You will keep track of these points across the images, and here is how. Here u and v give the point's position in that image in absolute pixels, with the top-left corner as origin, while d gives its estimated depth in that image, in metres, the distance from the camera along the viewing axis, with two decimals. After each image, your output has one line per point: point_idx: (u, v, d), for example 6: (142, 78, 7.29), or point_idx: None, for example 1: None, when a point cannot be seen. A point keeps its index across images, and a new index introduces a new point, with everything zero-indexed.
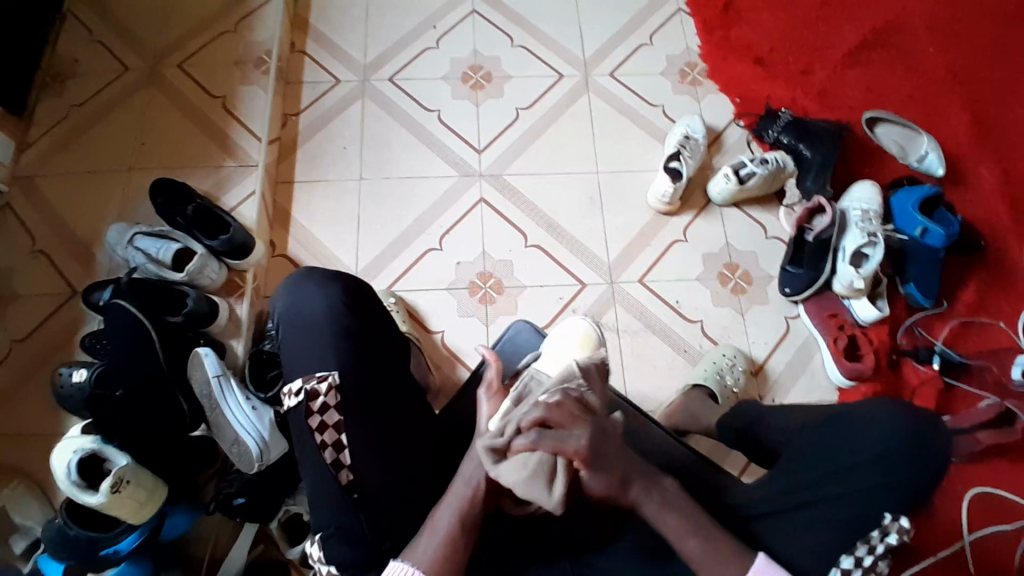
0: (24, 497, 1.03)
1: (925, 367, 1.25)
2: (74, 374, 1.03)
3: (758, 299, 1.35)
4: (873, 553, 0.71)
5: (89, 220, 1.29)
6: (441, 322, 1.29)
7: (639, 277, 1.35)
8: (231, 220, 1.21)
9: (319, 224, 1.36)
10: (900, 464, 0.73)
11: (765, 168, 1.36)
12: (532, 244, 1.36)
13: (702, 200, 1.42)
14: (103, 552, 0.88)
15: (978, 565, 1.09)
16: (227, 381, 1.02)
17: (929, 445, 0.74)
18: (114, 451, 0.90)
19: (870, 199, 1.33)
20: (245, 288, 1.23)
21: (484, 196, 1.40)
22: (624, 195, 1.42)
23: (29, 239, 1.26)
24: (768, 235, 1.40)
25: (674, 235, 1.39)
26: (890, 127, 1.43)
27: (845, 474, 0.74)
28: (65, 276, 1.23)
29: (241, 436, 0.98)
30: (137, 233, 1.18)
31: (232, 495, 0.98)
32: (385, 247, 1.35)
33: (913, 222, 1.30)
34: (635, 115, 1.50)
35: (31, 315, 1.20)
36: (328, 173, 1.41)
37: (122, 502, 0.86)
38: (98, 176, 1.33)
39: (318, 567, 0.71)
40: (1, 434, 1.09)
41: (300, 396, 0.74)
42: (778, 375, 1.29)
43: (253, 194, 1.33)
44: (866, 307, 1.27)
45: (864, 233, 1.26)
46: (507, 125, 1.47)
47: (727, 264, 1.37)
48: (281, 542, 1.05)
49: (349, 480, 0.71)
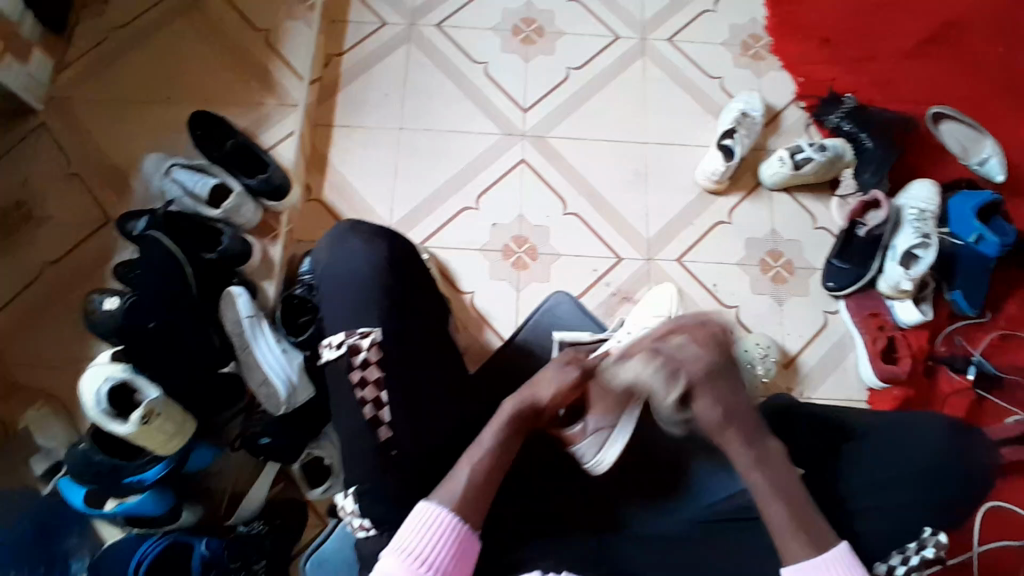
0: (47, 419, 1.04)
1: (958, 377, 1.22)
2: (106, 302, 1.02)
3: (798, 290, 1.31)
4: (907, 564, 0.70)
5: (126, 148, 1.27)
6: (471, 283, 1.27)
7: (677, 257, 1.31)
8: (269, 160, 1.20)
9: (356, 172, 1.33)
10: (933, 479, 0.72)
11: (823, 154, 1.30)
12: (570, 212, 1.33)
13: (752, 182, 1.37)
14: (128, 480, 0.90)
15: None
16: (258, 324, 1.02)
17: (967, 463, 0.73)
18: (144, 382, 0.89)
19: (929, 198, 1.27)
20: (279, 230, 1.21)
21: (526, 157, 1.36)
22: (669, 169, 1.37)
23: (65, 162, 1.25)
24: (816, 225, 1.35)
25: (718, 216, 1.34)
26: (955, 126, 1.36)
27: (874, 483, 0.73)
28: (99, 203, 1.22)
29: (269, 378, 0.99)
30: (175, 164, 1.16)
31: (257, 435, 1.00)
32: (420, 201, 1.32)
33: (969, 227, 1.24)
34: (691, 86, 1.43)
35: (66, 238, 1.19)
36: (368, 120, 1.37)
37: (150, 434, 0.87)
38: (135, 104, 1.30)
39: (348, 519, 0.72)
40: (34, 353, 1.11)
41: (341, 349, 0.73)
42: (809, 369, 1.26)
43: (291, 135, 1.30)
44: (909, 311, 1.22)
45: (918, 234, 1.21)
46: (556, 85, 1.41)
47: (770, 251, 1.33)
48: (302, 483, 1.05)
49: (387, 438, 0.71)
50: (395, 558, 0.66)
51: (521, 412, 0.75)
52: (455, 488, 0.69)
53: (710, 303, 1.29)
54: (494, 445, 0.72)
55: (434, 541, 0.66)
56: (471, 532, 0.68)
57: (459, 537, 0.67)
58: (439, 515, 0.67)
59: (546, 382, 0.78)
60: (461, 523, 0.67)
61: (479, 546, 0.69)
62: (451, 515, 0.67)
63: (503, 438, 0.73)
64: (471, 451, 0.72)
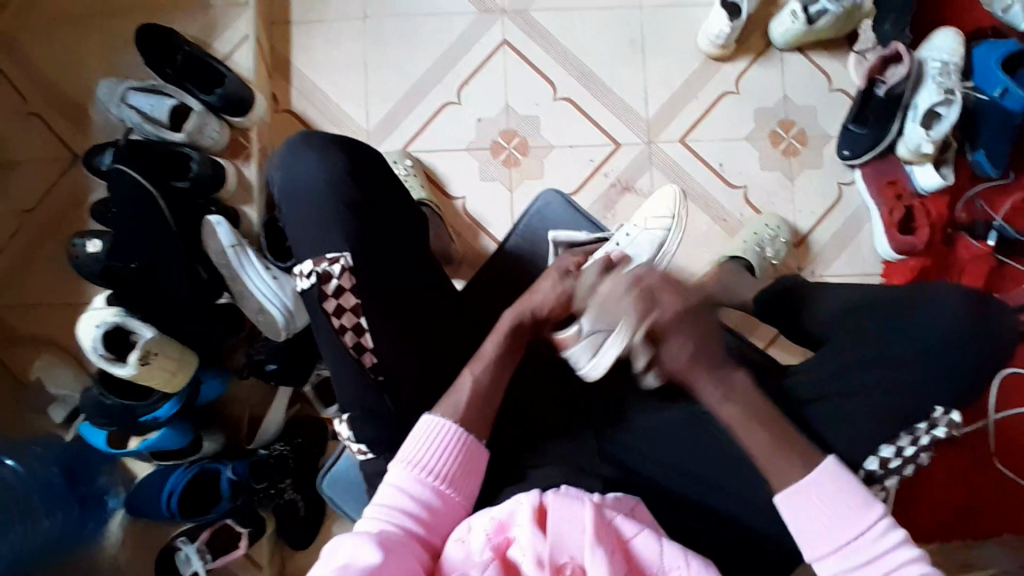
0: (55, 366, 1.07)
1: (979, 244, 1.16)
2: (89, 245, 0.94)
3: (811, 162, 1.21)
4: (917, 444, 0.67)
5: (76, 73, 1.17)
6: (461, 187, 1.20)
7: (680, 137, 1.21)
8: (226, 70, 1.08)
9: (322, 74, 1.22)
10: (935, 362, 0.69)
11: (841, 4, 1.13)
12: (561, 97, 1.21)
13: (761, 44, 1.22)
14: (143, 419, 0.92)
15: (1001, 444, 1.06)
16: (244, 252, 0.99)
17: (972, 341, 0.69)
18: (138, 324, 0.89)
19: (953, 49, 1.13)
20: (251, 149, 1.14)
21: (507, 38, 1.22)
22: (669, 37, 1.22)
23: (16, 97, 1.16)
24: (832, 86, 1.22)
25: (725, 86, 1.22)
26: None
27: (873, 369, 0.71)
28: (61, 140, 1.15)
29: (265, 305, 0.98)
30: (129, 89, 1.07)
31: (262, 362, 1.01)
32: (396, 102, 1.22)
33: (993, 81, 1.11)
34: None
35: (36, 182, 1.14)
36: (328, 12, 1.22)
37: (154, 372, 0.88)
38: (74, 21, 1.18)
39: (347, 443, 0.72)
40: (34, 302, 1.11)
41: (311, 279, 0.69)
42: (822, 246, 1.20)
43: (246, 40, 1.17)
44: (929, 175, 1.13)
45: (941, 90, 1.09)
46: None
47: (782, 121, 1.22)
48: (316, 402, 1.08)
49: (373, 364, 0.69)
50: (400, 469, 0.65)
51: (519, 324, 0.75)
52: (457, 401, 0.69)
53: (715, 185, 1.21)
54: (495, 356, 0.72)
55: (438, 451, 0.66)
56: (475, 441, 0.68)
57: (463, 445, 0.67)
58: (442, 425, 0.67)
59: (544, 287, 0.77)
60: (458, 432, 0.67)
61: (486, 456, 0.69)
62: (448, 427, 0.67)
63: (502, 349, 0.73)
64: (474, 363, 0.71)
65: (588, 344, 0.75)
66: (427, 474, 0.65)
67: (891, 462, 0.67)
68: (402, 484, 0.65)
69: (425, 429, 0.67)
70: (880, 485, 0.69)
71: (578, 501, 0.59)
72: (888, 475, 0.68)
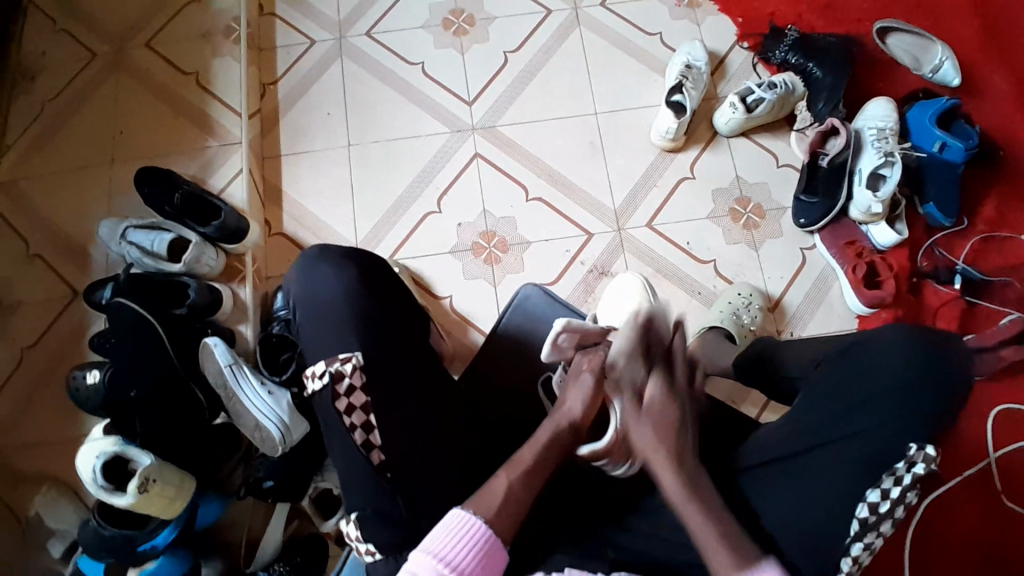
0: (59, 501, 1.06)
1: (946, 289, 1.22)
2: (88, 376, 1.04)
3: (772, 233, 1.30)
4: (901, 485, 0.70)
5: (80, 218, 1.25)
6: (447, 287, 1.27)
7: (647, 222, 1.30)
8: (221, 204, 1.17)
9: (311, 197, 1.32)
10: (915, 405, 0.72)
11: (773, 92, 1.28)
12: (533, 197, 1.31)
13: (708, 133, 1.35)
14: (142, 547, 0.90)
15: (1006, 481, 1.11)
16: (240, 368, 1.01)
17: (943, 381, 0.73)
18: (136, 452, 0.89)
19: (886, 116, 1.26)
20: (246, 271, 1.20)
21: (479, 150, 1.34)
22: (624, 135, 1.35)
23: (23, 244, 1.24)
24: (779, 163, 1.33)
25: (681, 172, 1.33)
26: (903, 37, 1.33)
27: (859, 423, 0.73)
28: (64, 278, 1.21)
29: (262, 422, 0.98)
30: (129, 227, 1.14)
31: (260, 479, 1.00)
32: (381, 216, 1.31)
33: (930, 138, 1.24)
34: (631, 48, 1.40)
35: (37, 321, 1.19)
36: (314, 143, 1.35)
37: (152, 500, 0.88)
38: (79, 172, 1.28)
39: (356, 545, 0.69)
40: (31, 440, 1.11)
41: (324, 378, 0.73)
42: (796, 309, 1.25)
43: (240, 174, 1.28)
44: (885, 232, 1.22)
45: (880, 154, 1.20)
46: (497, 71, 1.39)
47: (738, 199, 1.31)
48: (315, 517, 1.06)
49: (381, 461, 0.70)
50: (420, 559, 0.63)
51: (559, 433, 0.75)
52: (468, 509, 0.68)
53: (686, 261, 1.28)
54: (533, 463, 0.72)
55: (465, 548, 0.64)
56: (501, 544, 0.66)
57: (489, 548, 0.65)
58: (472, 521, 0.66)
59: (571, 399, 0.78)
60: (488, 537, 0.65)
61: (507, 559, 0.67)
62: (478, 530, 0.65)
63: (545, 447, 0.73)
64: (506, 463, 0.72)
65: (617, 455, 0.76)
66: (445, 565, 0.62)
67: (881, 505, 0.70)
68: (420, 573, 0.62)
69: (452, 520, 0.66)
70: (876, 532, 0.70)
71: None
72: (881, 520, 0.70)
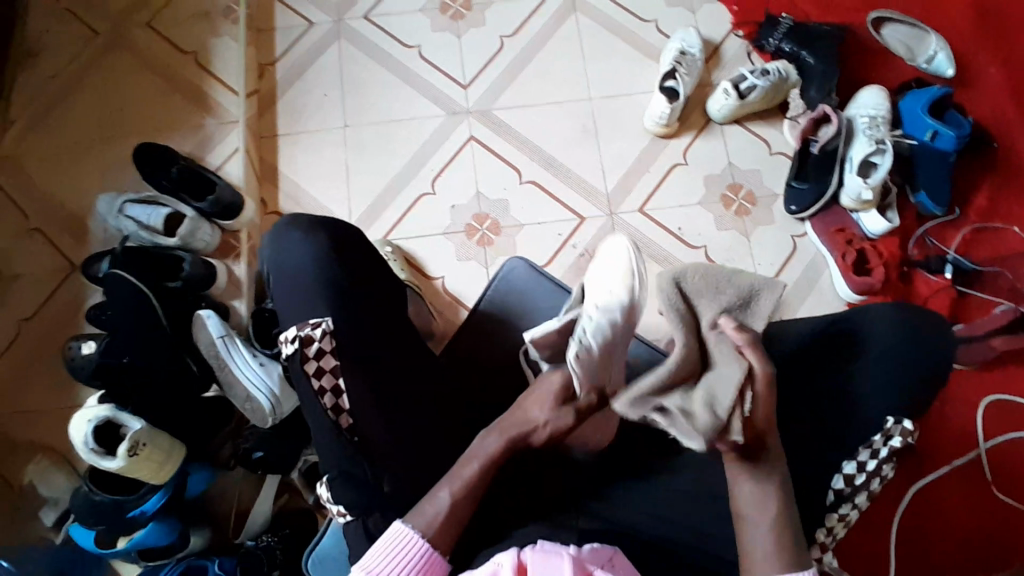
0: (50, 470, 1.08)
1: (937, 278, 1.22)
2: (83, 346, 1.06)
3: (763, 220, 1.30)
4: (877, 457, 0.74)
5: (79, 193, 1.27)
6: (440, 268, 1.28)
7: (639, 206, 1.31)
8: (217, 180, 1.18)
9: (307, 177, 1.33)
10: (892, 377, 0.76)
11: (767, 79, 1.28)
12: (527, 180, 1.32)
13: (702, 120, 1.36)
14: (131, 514, 0.91)
15: (995, 472, 1.11)
16: (232, 341, 1.03)
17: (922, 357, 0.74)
18: (127, 417, 0.92)
19: (878, 104, 1.26)
20: (240, 249, 1.22)
21: (473, 133, 1.36)
22: (618, 120, 1.36)
23: (22, 218, 1.26)
24: (772, 151, 1.34)
25: (674, 159, 1.34)
26: (898, 27, 1.33)
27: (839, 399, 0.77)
28: (62, 252, 1.23)
29: (252, 393, 1.00)
30: (126, 201, 1.15)
31: (250, 450, 1.02)
32: (376, 197, 1.32)
33: (922, 126, 1.23)
34: (627, 34, 1.41)
35: (35, 294, 1.21)
36: (310, 124, 1.36)
37: (141, 464, 0.89)
38: (78, 147, 1.30)
39: (328, 507, 0.71)
40: (27, 410, 1.13)
41: (295, 343, 0.72)
42: (785, 295, 1.26)
43: (236, 152, 1.29)
44: (875, 220, 1.22)
45: (872, 141, 1.21)
46: (493, 55, 1.40)
47: (730, 185, 1.32)
48: (303, 489, 1.07)
49: (349, 424, 0.72)
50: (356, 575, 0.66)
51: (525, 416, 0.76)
52: (446, 494, 0.70)
53: (677, 246, 1.29)
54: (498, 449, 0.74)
55: (398, 567, 0.66)
56: (438, 557, 0.68)
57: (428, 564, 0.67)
58: (411, 538, 0.68)
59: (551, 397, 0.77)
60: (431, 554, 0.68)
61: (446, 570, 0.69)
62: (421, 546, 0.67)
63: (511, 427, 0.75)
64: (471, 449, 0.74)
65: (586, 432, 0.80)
66: None
67: (857, 477, 0.74)
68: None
69: (392, 537, 0.68)
70: (852, 504, 0.74)
71: (556, 555, 0.60)
72: (856, 492, 0.74)
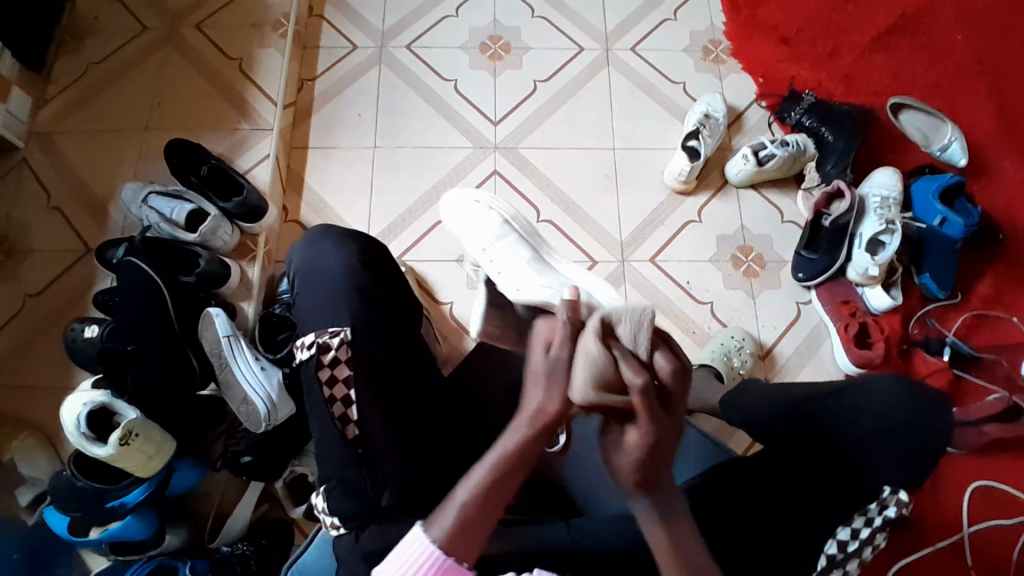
0: (34, 450, 1.04)
1: (934, 359, 1.25)
2: (87, 330, 1.05)
3: (770, 283, 1.33)
4: (870, 525, 0.73)
5: (104, 179, 1.29)
6: (449, 293, 1.29)
7: (651, 256, 1.34)
8: (245, 181, 1.21)
9: (332, 190, 1.36)
10: (904, 437, 0.76)
11: (785, 150, 1.33)
12: (545, 220, 1.35)
13: (719, 180, 1.40)
14: (110, 504, 0.89)
15: (977, 557, 1.11)
16: (236, 341, 1.02)
17: (930, 419, 0.77)
18: (124, 406, 0.92)
19: (891, 186, 1.31)
20: (257, 251, 1.23)
21: (498, 168, 1.39)
22: (639, 172, 1.40)
23: (45, 195, 1.27)
24: (784, 219, 1.38)
25: (689, 215, 1.37)
26: (915, 114, 1.39)
27: (830, 470, 0.76)
28: (78, 232, 1.24)
29: (250, 396, 0.99)
30: (152, 192, 1.18)
31: (239, 454, 1.01)
32: (397, 216, 1.34)
33: (931, 211, 1.28)
34: (656, 92, 1.47)
35: (46, 270, 1.21)
36: (342, 140, 1.40)
37: (131, 454, 0.88)
38: (111, 135, 1.33)
39: (322, 518, 0.71)
40: (18, 385, 1.11)
41: (311, 349, 0.76)
42: (786, 359, 1.28)
43: (267, 158, 1.32)
44: (880, 296, 1.25)
45: (882, 220, 1.24)
46: (525, 97, 1.45)
47: (741, 246, 1.36)
48: (286, 500, 1.06)
49: (355, 436, 0.73)
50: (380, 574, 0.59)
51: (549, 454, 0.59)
52: (447, 521, 0.58)
53: (684, 299, 1.31)
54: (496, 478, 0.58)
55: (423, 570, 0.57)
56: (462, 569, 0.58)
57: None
58: (427, 549, 0.58)
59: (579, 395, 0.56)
60: (448, 558, 0.57)
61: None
62: (440, 548, 0.57)
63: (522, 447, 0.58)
64: (472, 472, 0.59)
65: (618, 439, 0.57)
66: None
67: (849, 544, 0.73)
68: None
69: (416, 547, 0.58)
70: (842, 570, 0.73)
71: None
72: (848, 558, 0.73)
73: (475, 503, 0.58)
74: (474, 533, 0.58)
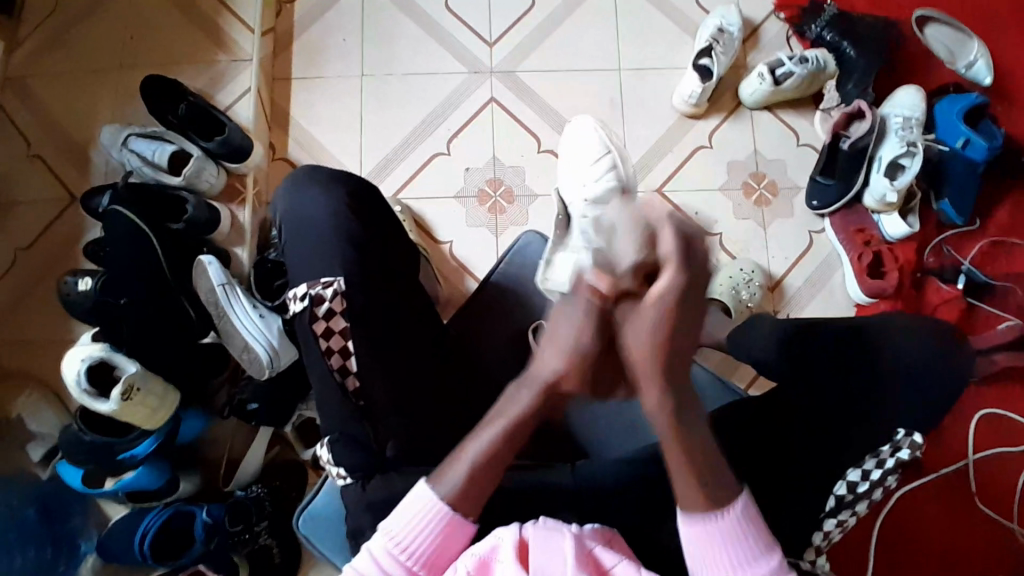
0: (41, 404, 1.06)
1: (948, 288, 1.20)
2: (79, 283, 1.02)
3: (782, 212, 1.28)
4: (882, 467, 0.72)
5: (84, 123, 1.21)
6: (449, 233, 1.25)
7: (658, 187, 1.28)
8: (226, 119, 1.14)
9: (320, 126, 1.28)
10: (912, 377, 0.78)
11: (804, 67, 1.23)
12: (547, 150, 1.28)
13: (732, 102, 1.31)
14: (121, 456, 0.91)
15: (978, 483, 1.12)
16: (233, 289, 1.00)
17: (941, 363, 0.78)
18: (122, 359, 0.90)
19: (914, 105, 1.21)
20: (246, 193, 1.18)
21: (494, 95, 1.30)
22: (646, 96, 1.31)
23: (24, 142, 1.21)
24: (800, 141, 1.30)
25: (699, 141, 1.29)
26: (941, 28, 1.26)
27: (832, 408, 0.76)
28: (60, 181, 1.19)
29: (251, 344, 0.97)
30: (131, 135, 1.12)
31: (245, 401, 1.01)
32: (390, 151, 1.28)
33: (955, 133, 1.20)
34: (665, 4, 1.34)
35: (32, 222, 1.17)
36: (327, 69, 1.30)
37: (133, 409, 0.88)
38: (90, 77, 1.24)
39: (329, 469, 0.72)
40: (19, 341, 1.11)
41: (305, 301, 0.73)
42: (796, 290, 1.25)
43: (247, 92, 1.24)
44: (896, 223, 1.19)
45: (903, 142, 1.17)
46: (523, 15, 1.33)
47: (754, 173, 1.29)
48: (298, 443, 1.09)
49: (356, 388, 0.72)
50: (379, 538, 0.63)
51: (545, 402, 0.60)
52: (455, 476, 0.62)
53: None
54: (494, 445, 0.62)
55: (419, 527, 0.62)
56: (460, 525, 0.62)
57: (451, 528, 0.62)
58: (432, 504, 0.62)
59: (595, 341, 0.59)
60: (455, 513, 0.62)
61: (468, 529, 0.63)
62: (447, 503, 0.62)
63: (522, 408, 0.62)
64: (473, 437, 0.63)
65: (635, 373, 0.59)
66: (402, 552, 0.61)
67: (860, 484, 0.72)
68: (367, 567, 0.61)
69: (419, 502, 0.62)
70: (851, 510, 0.72)
71: (558, 532, 0.60)
72: (857, 499, 0.72)
73: (483, 458, 0.62)
74: (479, 487, 0.62)
